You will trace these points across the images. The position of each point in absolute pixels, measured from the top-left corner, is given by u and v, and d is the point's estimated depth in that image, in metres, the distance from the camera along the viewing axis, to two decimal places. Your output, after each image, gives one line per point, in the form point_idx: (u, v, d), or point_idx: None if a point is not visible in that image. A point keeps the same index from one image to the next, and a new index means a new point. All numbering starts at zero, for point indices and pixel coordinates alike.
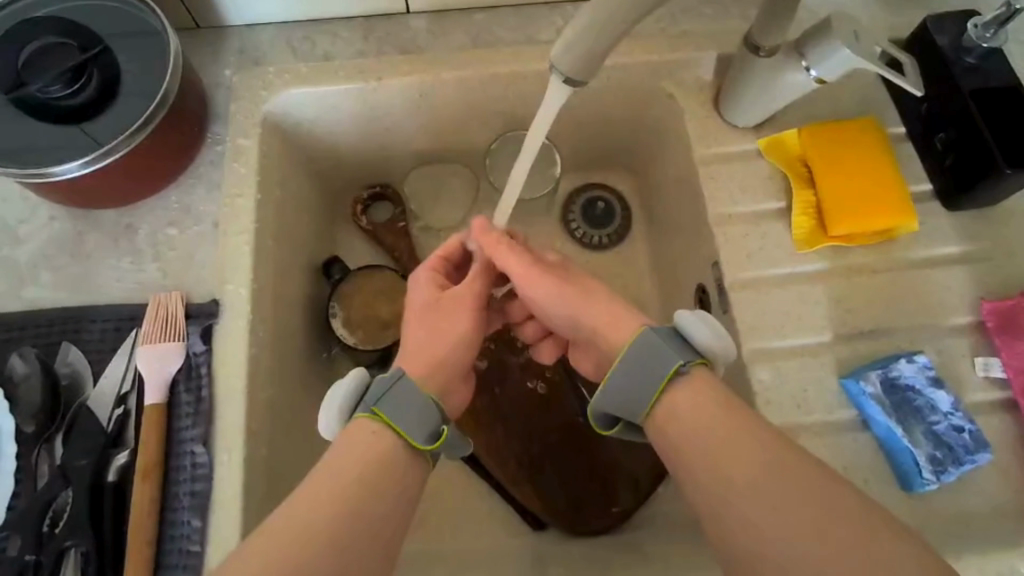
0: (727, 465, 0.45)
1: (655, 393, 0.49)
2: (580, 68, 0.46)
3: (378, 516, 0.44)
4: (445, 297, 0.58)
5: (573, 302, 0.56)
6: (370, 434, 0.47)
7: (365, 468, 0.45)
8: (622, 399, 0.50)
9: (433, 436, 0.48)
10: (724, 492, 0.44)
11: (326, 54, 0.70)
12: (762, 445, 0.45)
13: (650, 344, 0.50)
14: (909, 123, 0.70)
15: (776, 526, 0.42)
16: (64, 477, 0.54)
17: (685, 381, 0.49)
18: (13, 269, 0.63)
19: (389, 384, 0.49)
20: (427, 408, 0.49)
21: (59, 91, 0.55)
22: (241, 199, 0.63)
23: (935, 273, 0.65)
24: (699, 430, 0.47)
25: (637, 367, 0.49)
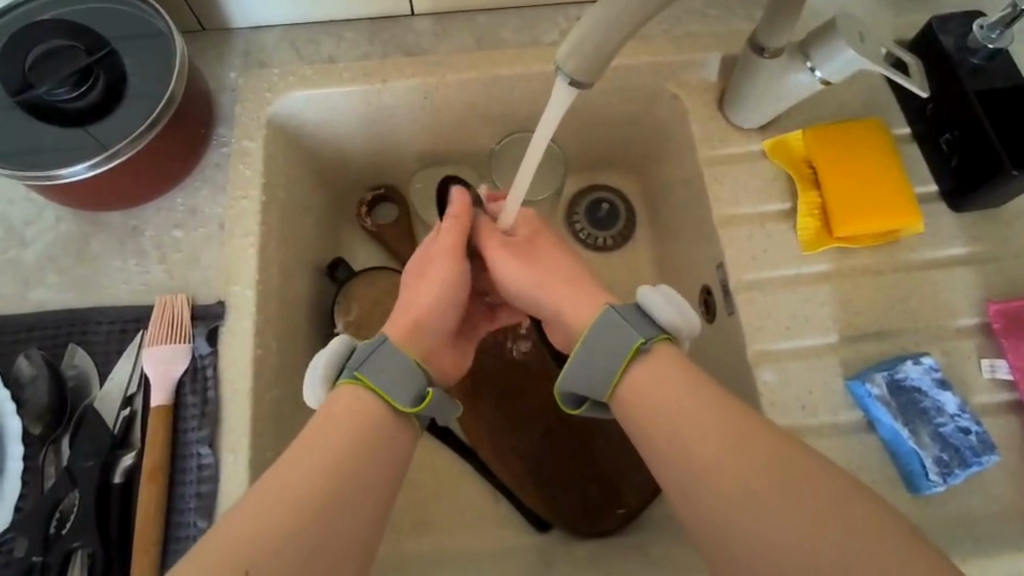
0: (704, 452, 0.45)
1: (615, 373, 0.49)
2: (586, 68, 0.45)
3: (363, 483, 0.45)
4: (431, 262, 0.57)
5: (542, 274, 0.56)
6: (352, 400, 0.47)
7: (349, 435, 0.46)
8: (585, 378, 0.50)
9: (417, 399, 0.49)
10: (702, 483, 0.44)
11: (330, 56, 0.71)
12: (738, 429, 0.45)
13: (611, 323, 0.50)
14: (914, 124, 0.69)
15: (759, 516, 0.42)
16: (70, 478, 0.54)
17: (649, 358, 0.49)
18: (19, 270, 0.63)
19: (370, 350, 0.50)
20: (410, 372, 0.49)
21: (67, 94, 0.56)
22: (246, 200, 0.64)
23: (941, 275, 0.65)
24: (669, 416, 0.46)
25: (593, 345, 0.50)
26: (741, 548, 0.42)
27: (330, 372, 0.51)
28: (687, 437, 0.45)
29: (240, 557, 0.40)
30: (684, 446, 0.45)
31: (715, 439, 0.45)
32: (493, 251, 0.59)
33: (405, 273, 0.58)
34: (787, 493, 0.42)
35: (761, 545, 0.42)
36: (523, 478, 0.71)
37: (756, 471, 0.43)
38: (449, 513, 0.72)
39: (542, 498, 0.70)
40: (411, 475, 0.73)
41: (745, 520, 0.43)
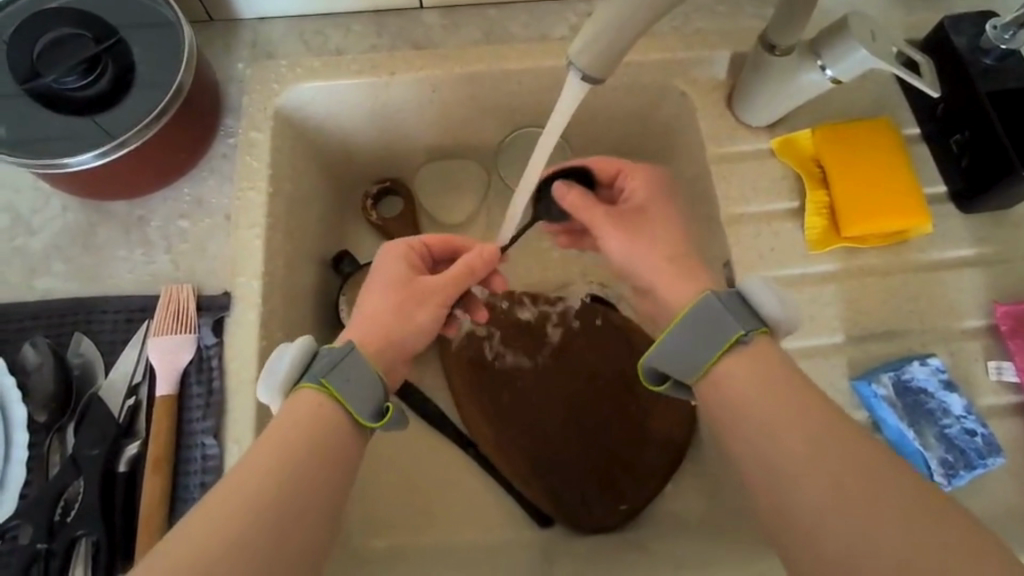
0: (792, 437, 0.43)
1: (709, 358, 0.48)
2: (597, 64, 0.46)
3: (316, 473, 0.44)
4: (423, 281, 0.55)
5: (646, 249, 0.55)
6: (312, 406, 0.47)
7: (303, 428, 0.45)
8: (678, 360, 0.49)
9: (378, 413, 0.48)
10: (781, 467, 0.43)
11: (338, 49, 0.70)
12: (826, 416, 0.44)
13: (712, 307, 0.49)
14: (925, 124, 0.69)
15: (841, 502, 0.41)
16: (75, 466, 0.54)
17: (747, 350, 0.47)
18: (25, 259, 0.63)
19: (340, 356, 0.48)
20: (375, 384, 0.48)
21: (74, 82, 0.55)
22: (253, 191, 0.63)
23: (949, 276, 0.65)
24: (761, 400, 0.45)
25: (692, 330, 0.49)
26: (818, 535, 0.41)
27: (289, 375, 0.49)
28: (776, 421, 0.44)
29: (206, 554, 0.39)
30: (776, 434, 0.44)
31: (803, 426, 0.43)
32: (598, 220, 0.57)
33: (377, 283, 0.55)
34: (869, 481, 0.41)
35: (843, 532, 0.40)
36: (528, 474, 0.71)
37: (841, 458, 0.42)
38: (452, 507, 0.72)
39: (546, 495, 0.70)
40: (415, 469, 0.73)
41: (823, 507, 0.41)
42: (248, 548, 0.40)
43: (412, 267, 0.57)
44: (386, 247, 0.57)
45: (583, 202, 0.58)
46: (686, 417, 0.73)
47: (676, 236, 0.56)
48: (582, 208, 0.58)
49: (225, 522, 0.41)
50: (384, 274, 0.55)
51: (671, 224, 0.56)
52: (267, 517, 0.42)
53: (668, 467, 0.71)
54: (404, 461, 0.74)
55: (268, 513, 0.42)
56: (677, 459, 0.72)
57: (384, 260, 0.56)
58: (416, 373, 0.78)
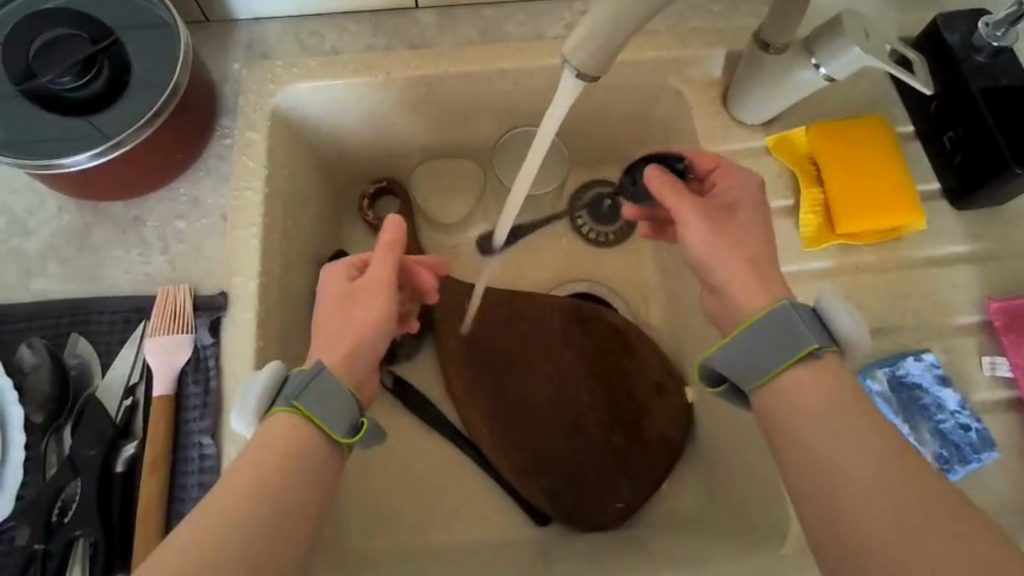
0: (848, 454, 0.44)
1: (777, 365, 0.47)
2: (591, 63, 0.46)
3: (295, 493, 0.44)
4: (362, 286, 0.52)
5: (727, 248, 0.52)
6: (287, 428, 0.46)
7: (280, 446, 0.45)
8: (745, 362, 0.48)
9: (354, 429, 0.48)
10: (834, 482, 0.43)
11: (334, 48, 0.70)
12: (880, 435, 0.44)
13: (792, 316, 0.48)
14: (918, 122, 0.69)
15: (894, 520, 0.41)
16: (73, 467, 0.54)
17: (818, 364, 0.47)
18: (21, 259, 0.63)
19: (306, 379, 0.47)
20: (347, 401, 0.47)
21: (69, 83, 0.55)
22: (249, 191, 0.63)
23: (943, 273, 0.65)
24: (819, 416, 0.45)
25: (766, 335, 0.48)
26: (867, 551, 0.41)
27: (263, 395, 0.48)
28: (830, 436, 0.44)
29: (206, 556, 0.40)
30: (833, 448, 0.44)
31: (856, 444, 0.44)
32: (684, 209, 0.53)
33: (326, 300, 0.53)
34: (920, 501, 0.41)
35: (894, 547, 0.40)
36: (526, 473, 0.71)
37: (895, 476, 0.42)
38: (450, 506, 0.72)
39: (544, 494, 0.70)
40: (413, 468, 0.73)
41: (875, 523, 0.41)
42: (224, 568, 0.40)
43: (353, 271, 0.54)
44: (326, 264, 0.55)
45: (672, 187, 0.54)
46: (683, 415, 0.73)
47: (763, 243, 0.53)
48: (667, 196, 0.54)
49: (202, 544, 0.40)
50: (330, 289, 0.53)
51: (759, 227, 0.53)
52: (250, 537, 0.41)
53: (665, 467, 0.72)
54: (403, 460, 0.74)
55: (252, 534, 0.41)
56: (673, 458, 0.72)
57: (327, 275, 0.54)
58: (414, 372, 0.78)
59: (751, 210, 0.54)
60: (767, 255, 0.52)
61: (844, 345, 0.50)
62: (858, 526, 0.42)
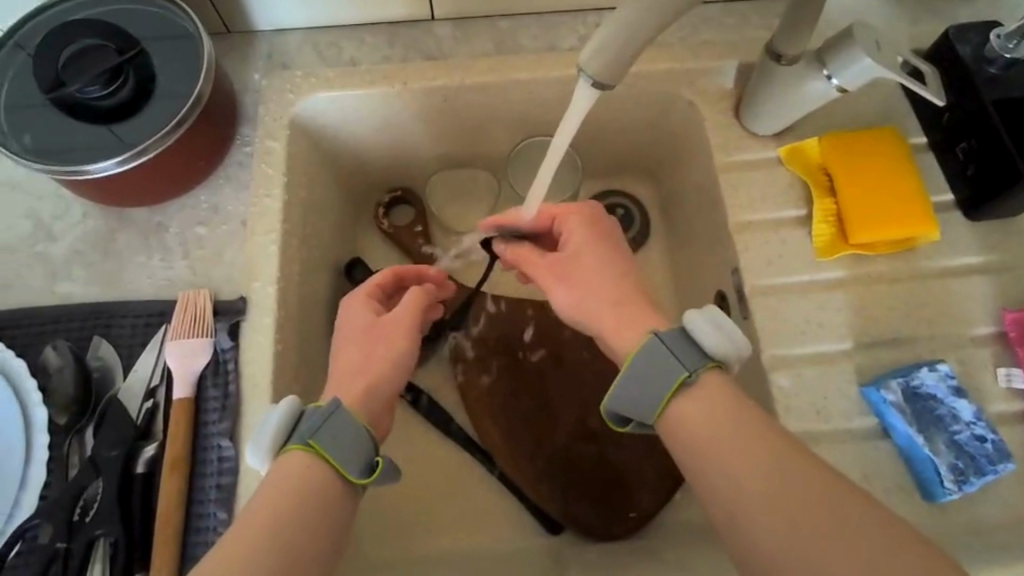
0: (752, 483, 0.43)
1: (661, 402, 0.48)
2: (608, 71, 0.46)
3: (305, 531, 0.44)
4: (385, 325, 0.55)
5: (589, 295, 0.54)
6: (300, 467, 0.46)
7: (295, 483, 0.45)
8: (632, 407, 0.48)
9: (368, 469, 0.47)
10: (733, 501, 0.44)
11: (352, 59, 0.72)
12: (783, 459, 0.44)
13: (655, 350, 0.48)
14: (931, 133, 0.70)
15: (794, 542, 0.41)
16: (95, 467, 0.55)
17: (695, 390, 0.47)
18: (46, 264, 0.65)
19: (322, 417, 0.48)
20: (362, 440, 0.48)
21: (97, 92, 0.57)
22: (268, 199, 0.65)
23: (957, 284, 0.65)
24: (718, 445, 0.45)
25: (641, 374, 0.48)
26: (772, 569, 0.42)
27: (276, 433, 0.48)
28: (733, 467, 0.44)
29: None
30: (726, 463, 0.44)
31: (759, 472, 0.44)
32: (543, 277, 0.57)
33: (347, 336, 0.55)
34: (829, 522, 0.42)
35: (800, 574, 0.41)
36: (540, 482, 0.71)
37: (802, 498, 0.42)
38: (462, 513, 0.72)
39: (558, 501, 0.70)
40: (425, 475, 0.74)
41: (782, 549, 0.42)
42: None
43: (373, 309, 0.57)
44: (346, 301, 0.58)
45: (528, 257, 0.60)
46: None
47: (628, 285, 0.54)
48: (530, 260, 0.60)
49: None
50: (351, 325, 0.56)
51: (613, 267, 0.55)
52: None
53: (678, 474, 0.71)
54: (415, 466, 0.74)
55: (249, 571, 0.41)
56: None
57: (346, 312, 0.57)
58: (426, 379, 0.78)
59: (600, 249, 0.56)
60: (629, 290, 0.54)
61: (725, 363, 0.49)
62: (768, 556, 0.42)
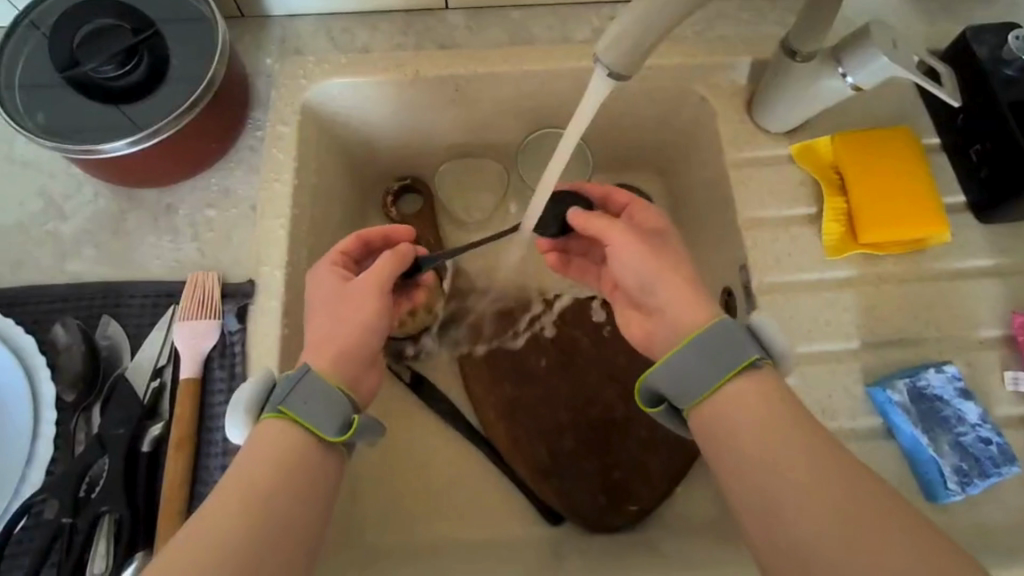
0: (775, 456, 0.45)
1: (718, 379, 0.48)
2: (625, 63, 0.47)
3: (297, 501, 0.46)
4: (353, 286, 0.55)
5: (659, 264, 0.54)
6: (275, 432, 0.47)
7: (282, 449, 0.47)
8: (679, 381, 0.49)
9: (343, 427, 0.48)
10: (770, 499, 0.44)
11: (364, 46, 0.72)
12: (810, 449, 0.45)
13: (725, 331, 0.49)
14: (945, 135, 0.69)
15: (825, 531, 0.42)
16: (101, 445, 0.55)
17: (760, 375, 0.48)
18: (56, 243, 0.65)
19: (293, 381, 0.49)
20: (334, 399, 0.49)
21: (112, 71, 0.57)
22: (279, 183, 0.65)
23: (965, 286, 0.65)
24: (749, 439, 0.46)
25: (706, 351, 0.49)
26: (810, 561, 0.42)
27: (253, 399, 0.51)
28: (761, 461, 0.46)
29: (204, 550, 0.42)
30: (754, 458, 0.46)
31: (784, 450, 0.45)
32: (615, 234, 0.56)
33: (314, 305, 0.55)
34: (852, 507, 0.42)
35: (821, 556, 0.42)
36: (541, 473, 0.71)
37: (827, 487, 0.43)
38: (463, 502, 0.72)
39: (558, 493, 0.70)
40: (427, 462, 0.74)
41: (808, 536, 0.42)
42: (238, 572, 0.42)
43: (340, 273, 0.56)
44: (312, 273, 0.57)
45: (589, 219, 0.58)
46: None
47: (687, 261, 0.55)
48: (586, 223, 0.58)
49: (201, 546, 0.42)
50: (315, 295, 0.55)
51: (686, 254, 0.56)
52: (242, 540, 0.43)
53: (680, 468, 0.71)
54: (418, 454, 0.74)
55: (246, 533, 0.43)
56: (691, 460, 0.72)
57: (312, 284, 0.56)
58: (431, 368, 0.78)
59: (672, 233, 0.57)
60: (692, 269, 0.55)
61: (778, 357, 0.52)
62: (778, 523, 0.44)
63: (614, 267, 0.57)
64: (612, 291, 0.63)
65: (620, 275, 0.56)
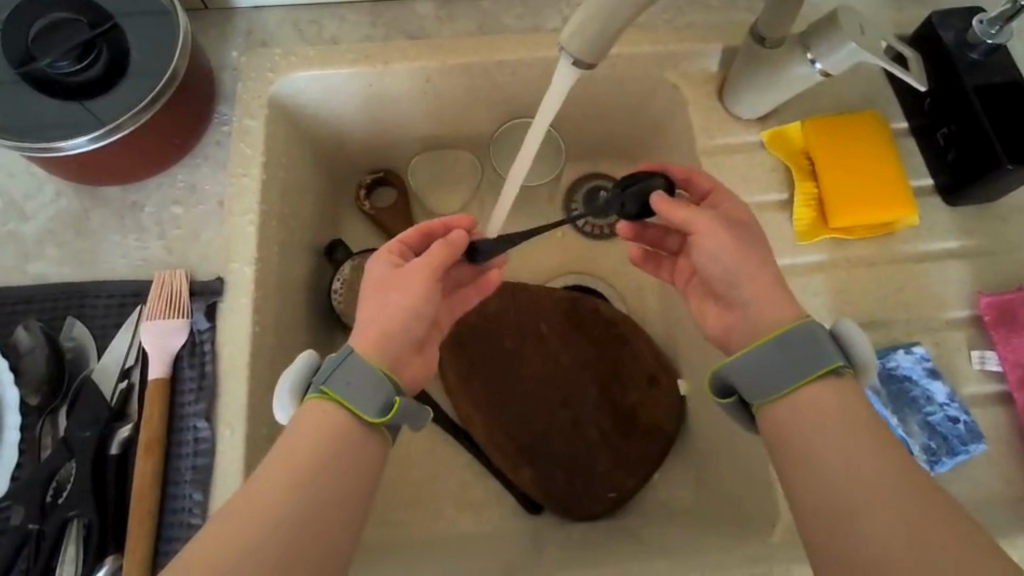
0: (816, 425, 0.46)
1: (797, 381, 0.47)
2: (588, 51, 0.47)
3: (346, 484, 0.45)
4: (405, 270, 0.52)
5: (745, 260, 0.52)
6: (320, 413, 0.46)
7: (329, 429, 0.46)
8: (758, 376, 0.48)
9: (384, 408, 0.47)
10: (815, 463, 0.46)
11: (332, 38, 0.71)
12: (855, 419, 0.46)
13: (813, 334, 0.48)
14: (912, 119, 0.70)
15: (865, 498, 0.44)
16: (67, 449, 0.54)
17: (839, 381, 0.47)
18: (17, 243, 0.64)
19: (338, 361, 0.47)
20: (377, 379, 0.47)
21: (68, 67, 0.56)
22: (247, 178, 0.64)
23: (933, 268, 0.66)
24: (805, 405, 0.47)
25: (792, 350, 0.48)
26: (846, 524, 0.44)
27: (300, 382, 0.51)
28: (812, 427, 0.46)
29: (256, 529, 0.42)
30: (804, 422, 0.47)
31: (830, 419, 0.46)
32: (701, 225, 0.53)
33: (364, 286, 0.53)
34: (888, 479, 0.44)
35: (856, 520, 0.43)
36: (520, 464, 0.71)
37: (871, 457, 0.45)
38: (444, 495, 0.72)
39: (538, 484, 0.70)
40: (406, 456, 0.74)
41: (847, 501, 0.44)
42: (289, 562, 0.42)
43: (395, 256, 0.54)
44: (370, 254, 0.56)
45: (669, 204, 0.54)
46: (675, 406, 0.73)
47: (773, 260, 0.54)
48: (668, 207, 0.54)
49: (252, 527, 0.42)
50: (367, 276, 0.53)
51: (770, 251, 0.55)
52: (292, 523, 0.43)
53: (657, 455, 0.72)
54: (398, 448, 0.74)
55: (295, 516, 0.43)
56: (665, 449, 0.72)
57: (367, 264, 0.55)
58: None
59: (757, 229, 0.54)
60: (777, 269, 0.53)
61: (863, 371, 0.50)
62: (822, 490, 0.45)
63: (696, 257, 0.54)
64: (689, 279, 0.60)
65: (700, 265, 0.54)
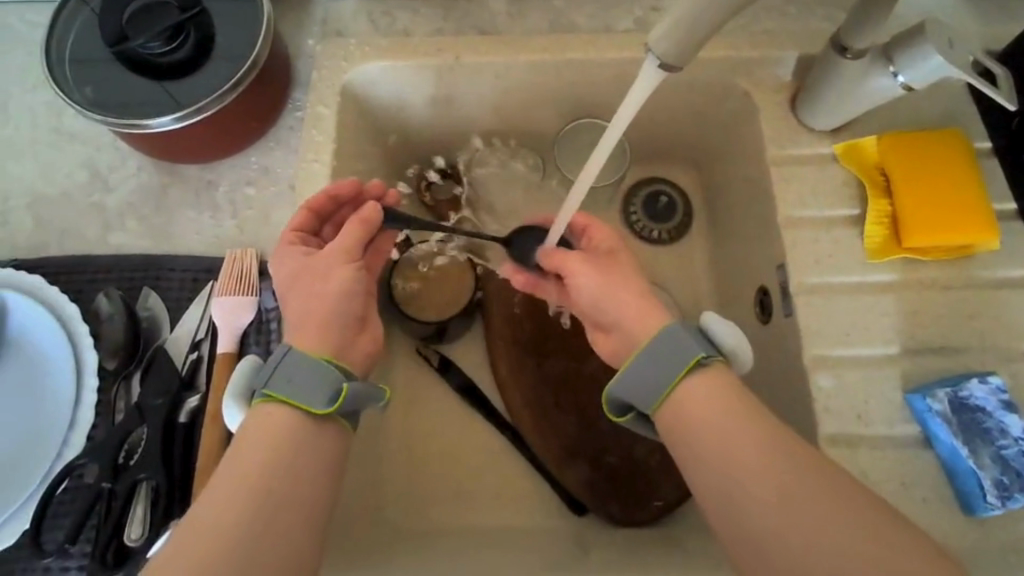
0: (761, 466, 0.45)
1: (671, 381, 0.48)
2: (674, 53, 0.46)
3: (293, 488, 0.45)
4: (320, 256, 0.53)
5: (611, 286, 0.53)
6: (266, 416, 0.47)
7: (273, 434, 0.46)
8: (642, 389, 0.48)
9: (332, 396, 0.48)
10: (756, 514, 0.44)
11: (406, 30, 0.71)
12: (792, 460, 0.45)
13: (675, 339, 0.48)
14: (998, 139, 0.67)
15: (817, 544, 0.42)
16: (140, 413, 0.56)
17: (705, 374, 0.47)
18: (99, 214, 0.67)
19: (274, 364, 0.48)
20: (319, 371, 0.48)
21: (158, 48, 0.58)
22: (317, 163, 0.65)
23: (1014, 296, 0.63)
24: (740, 449, 0.45)
25: (657, 357, 0.48)
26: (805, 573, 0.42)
27: (246, 386, 0.52)
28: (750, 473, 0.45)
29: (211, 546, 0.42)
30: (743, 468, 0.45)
31: (765, 461, 0.45)
32: (571, 261, 0.56)
33: (282, 284, 0.53)
34: (842, 521, 0.43)
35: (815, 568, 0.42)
36: (566, 463, 0.71)
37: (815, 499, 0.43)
38: (486, 488, 0.72)
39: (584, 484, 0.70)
40: (450, 446, 0.74)
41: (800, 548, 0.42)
42: (252, 567, 0.42)
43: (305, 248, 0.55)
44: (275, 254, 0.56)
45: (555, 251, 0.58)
46: None
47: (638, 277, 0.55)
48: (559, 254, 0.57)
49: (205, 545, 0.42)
50: (282, 273, 0.54)
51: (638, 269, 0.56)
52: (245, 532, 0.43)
53: None
54: (442, 438, 0.75)
55: (242, 525, 0.43)
56: None
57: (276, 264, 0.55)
58: (458, 353, 0.79)
59: (625, 256, 0.57)
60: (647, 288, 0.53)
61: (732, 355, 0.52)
62: (771, 540, 0.43)
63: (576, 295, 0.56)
64: None
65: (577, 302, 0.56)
